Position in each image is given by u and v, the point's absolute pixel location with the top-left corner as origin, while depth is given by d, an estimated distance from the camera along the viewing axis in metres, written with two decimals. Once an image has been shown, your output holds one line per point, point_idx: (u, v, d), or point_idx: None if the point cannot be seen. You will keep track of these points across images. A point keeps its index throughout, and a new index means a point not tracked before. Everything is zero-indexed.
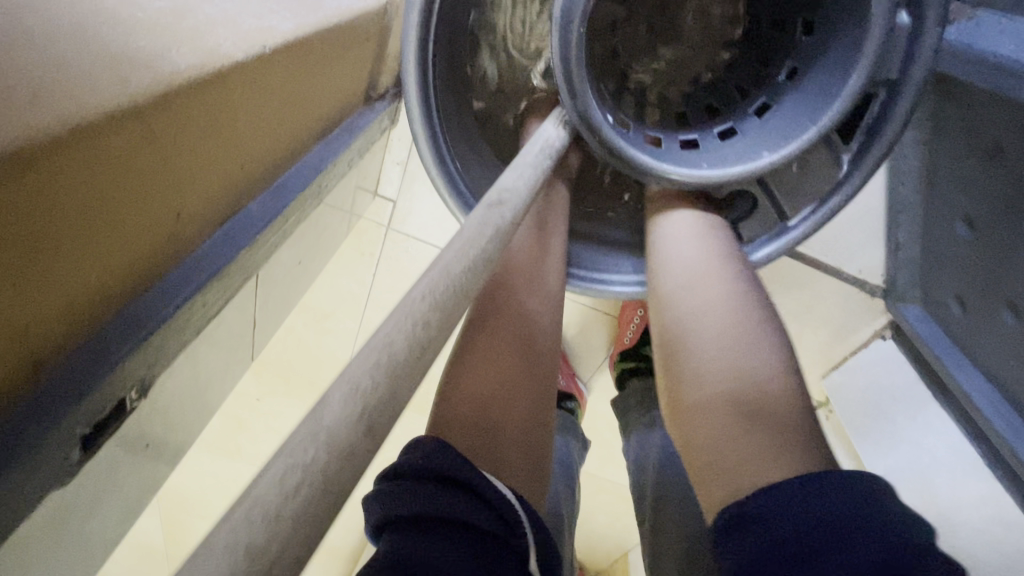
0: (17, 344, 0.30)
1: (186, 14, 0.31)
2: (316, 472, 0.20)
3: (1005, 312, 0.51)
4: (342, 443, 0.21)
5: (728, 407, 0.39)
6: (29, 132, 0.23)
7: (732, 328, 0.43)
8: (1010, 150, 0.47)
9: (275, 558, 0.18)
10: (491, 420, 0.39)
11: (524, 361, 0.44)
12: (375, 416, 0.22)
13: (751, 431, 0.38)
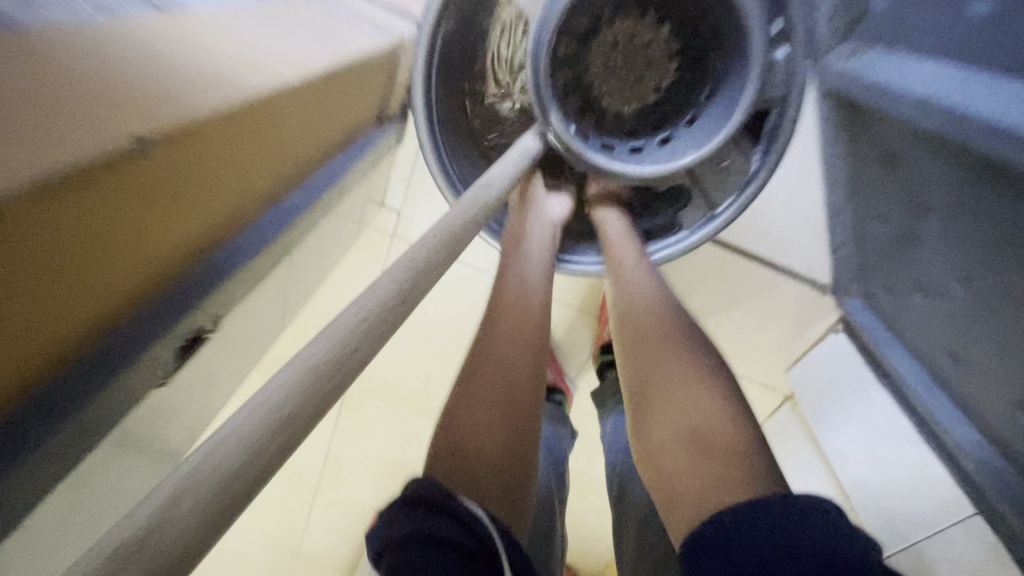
0: (111, 287, 0.36)
1: (254, 50, 0.41)
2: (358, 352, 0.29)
3: (919, 295, 0.61)
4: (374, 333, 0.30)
5: (687, 439, 0.41)
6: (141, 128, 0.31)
7: (686, 365, 0.45)
8: (899, 156, 0.57)
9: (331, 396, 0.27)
10: (471, 454, 0.41)
11: (505, 403, 0.44)
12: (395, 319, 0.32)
13: (710, 456, 0.40)
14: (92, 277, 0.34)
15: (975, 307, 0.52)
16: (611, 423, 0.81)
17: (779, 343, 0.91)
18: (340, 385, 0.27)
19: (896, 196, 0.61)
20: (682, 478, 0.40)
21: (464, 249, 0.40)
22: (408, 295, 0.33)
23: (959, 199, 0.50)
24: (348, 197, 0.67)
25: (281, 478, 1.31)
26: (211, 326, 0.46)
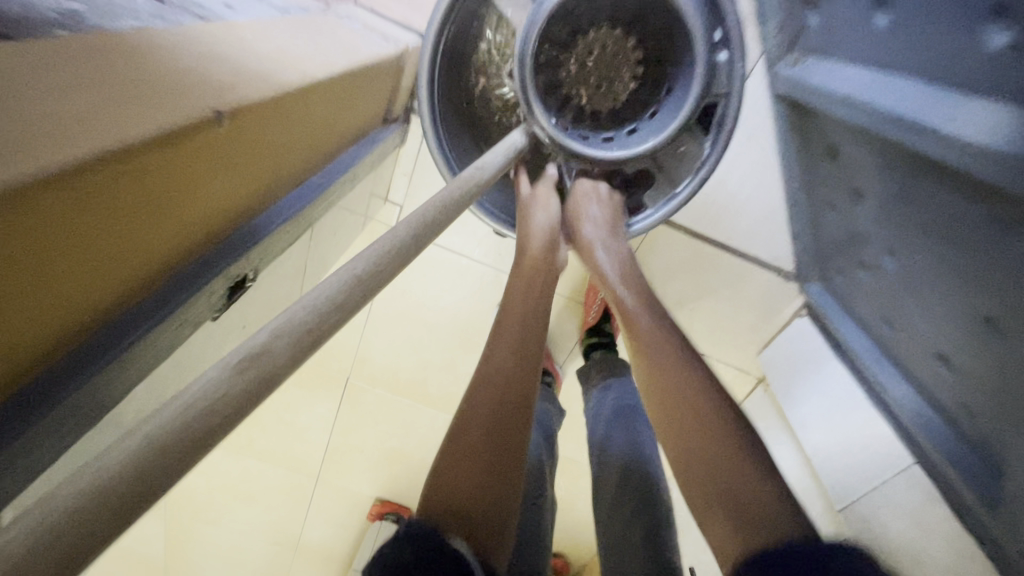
0: (149, 255, 0.37)
1: (290, 51, 0.49)
2: (383, 273, 0.36)
3: (864, 272, 0.70)
4: (396, 257, 0.37)
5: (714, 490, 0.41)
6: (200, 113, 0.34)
7: (705, 419, 0.45)
8: (839, 150, 0.66)
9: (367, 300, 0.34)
10: (462, 473, 0.41)
11: (503, 418, 0.45)
12: (408, 252, 0.39)
13: (734, 507, 0.40)
14: (133, 238, 0.35)
15: (904, 275, 0.60)
16: (595, 398, 0.87)
17: (751, 329, 0.98)
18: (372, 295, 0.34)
19: (841, 184, 0.69)
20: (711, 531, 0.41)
21: (457, 220, 0.46)
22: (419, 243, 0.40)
23: (883, 182, 0.58)
24: (359, 188, 0.75)
25: (285, 467, 1.37)
26: (251, 274, 0.50)
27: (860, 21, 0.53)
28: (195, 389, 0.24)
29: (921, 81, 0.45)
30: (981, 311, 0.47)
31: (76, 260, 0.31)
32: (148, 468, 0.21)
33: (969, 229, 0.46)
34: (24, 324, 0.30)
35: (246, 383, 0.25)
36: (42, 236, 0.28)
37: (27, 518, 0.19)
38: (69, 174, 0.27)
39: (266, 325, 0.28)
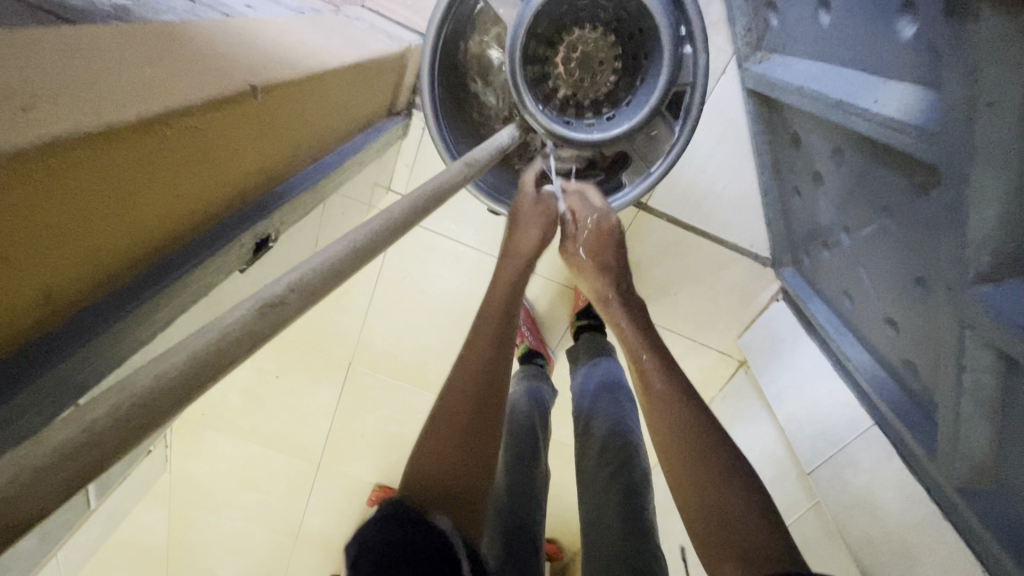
0: (185, 210, 0.43)
1: (309, 43, 0.56)
2: (384, 232, 0.42)
3: (827, 250, 0.77)
4: (398, 221, 0.44)
5: (711, 511, 0.48)
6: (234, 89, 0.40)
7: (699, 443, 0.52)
8: (801, 138, 0.73)
9: (374, 248, 0.41)
10: (436, 460, 0.46)
11: (477, 409, 0.50)
12: (407, 216, 0.45)
13: (730, 526, 0.46)
14: (173, 193, 0.40)
15: (857, 249, 0.66)
16: (582, 374, 0.93)
17: (731, 313, 1.04)
18: (373, 253, 0.41)
19: (805, 169, 0.76)
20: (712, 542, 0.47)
21: (450, 200, 0.52)
22: (417, 209, 0.46)
23: (836, 164, 0.65)
24: (365, 172, 0.81)
25: (289, 452, 1.42)
26: (273, 234, 0.56)
27: (810, 20, 0.59)
28: (228, 321, 0.30)
29: (858, 71, 0.52)
30: (915, 273, 0.54)
31: (123, 206, 0.36)
32: (183, 383, 0.27)
33: (901, 198, 0.52)
34: (83, 254, 0.35)
35: (266, 324, 0.31)
36: (108, 176, 0.33)
37: (91, 406, 0.25)
38: (135, 124, 0.33)
39: (289, 273, 0.34)
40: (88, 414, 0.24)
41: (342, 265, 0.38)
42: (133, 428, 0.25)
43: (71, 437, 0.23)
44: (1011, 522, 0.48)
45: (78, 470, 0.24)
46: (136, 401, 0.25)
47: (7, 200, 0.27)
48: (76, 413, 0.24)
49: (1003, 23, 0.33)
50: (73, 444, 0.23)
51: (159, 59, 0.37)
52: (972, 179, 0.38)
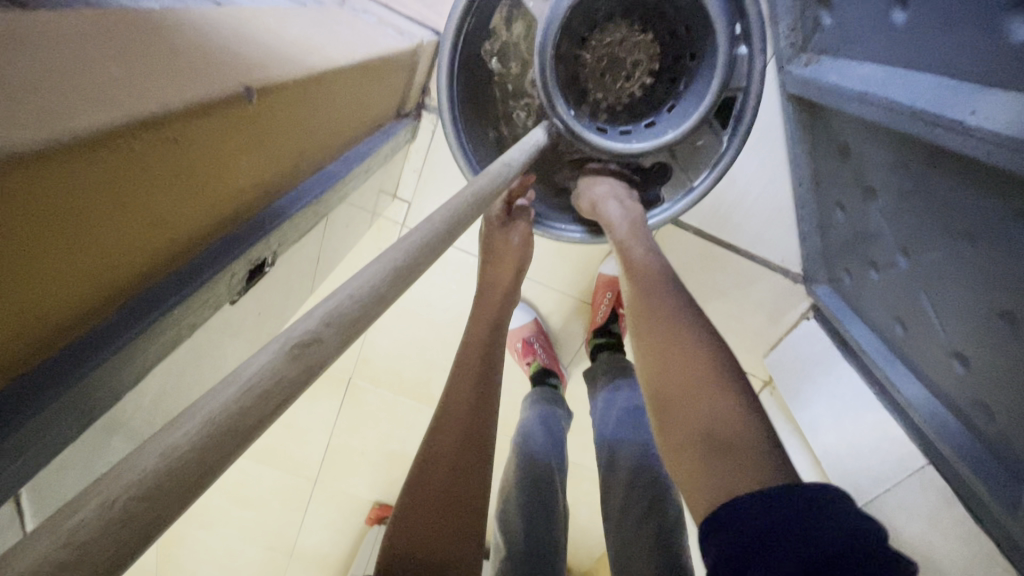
0: (167, 233, 0.36)
1: (310, 37, 0.49)
2: (420, 246, 0.35)
3: (871, 271, 0.71)
4: (436, 233, 0.37)
5: (701, 436, 0.42)
6: (222, 91, 0.33)
7: (687, 360, 0.47)
8: (851, 148, 0.67)
9: (416, 264, 0.34)
10: (413, 506, 0.46)
11: (457, 453, 0.50)
12: (449, 227, 0.38)
13: (725, 455, 0.40)
14: (149, 216, 0.33)
15: (919, 274, 0.60)
16: (601, 402, 0.84)
17: (757, 332, 0.98)
18: (414, 273, 0.34)
19: (852, 182, 0.70)
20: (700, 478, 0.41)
21: (486, 211, 0.44)
22: (456, 219, 0.39)
23: (898, 179, 0.58)
24: (371, 179, 0.74)
25: (284, 469, 1.35)
26: (271, 257, 0.50)
27: (881, 19, 0.52)
28: (251, 374, 0.23)
29: (946, 78, 0.45)
30: (999, 306, 0.47)
31: (88, 236, 0.29)
32: (198, 464, 0.20)
33: (994, 225, 0.46)
34: (35, 302, 0.28)
35: (298, 371, 0.24)
36: (64, 209, 0.26)
37: (78, 505, 0.18)
38: (93, 139, 0.25)
39: (313, 311, 0.27)
40: (70, 520, 0.18)
41: (383, 290, 0.30)
42: (136, 529, 0.18)
43: (49, 555, 0.16)
44: None
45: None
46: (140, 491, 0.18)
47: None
48: (71, 515, 0.18)
49: None
50: (51, 564, 0.16)
51: (129, 54, 0.30)
52: None
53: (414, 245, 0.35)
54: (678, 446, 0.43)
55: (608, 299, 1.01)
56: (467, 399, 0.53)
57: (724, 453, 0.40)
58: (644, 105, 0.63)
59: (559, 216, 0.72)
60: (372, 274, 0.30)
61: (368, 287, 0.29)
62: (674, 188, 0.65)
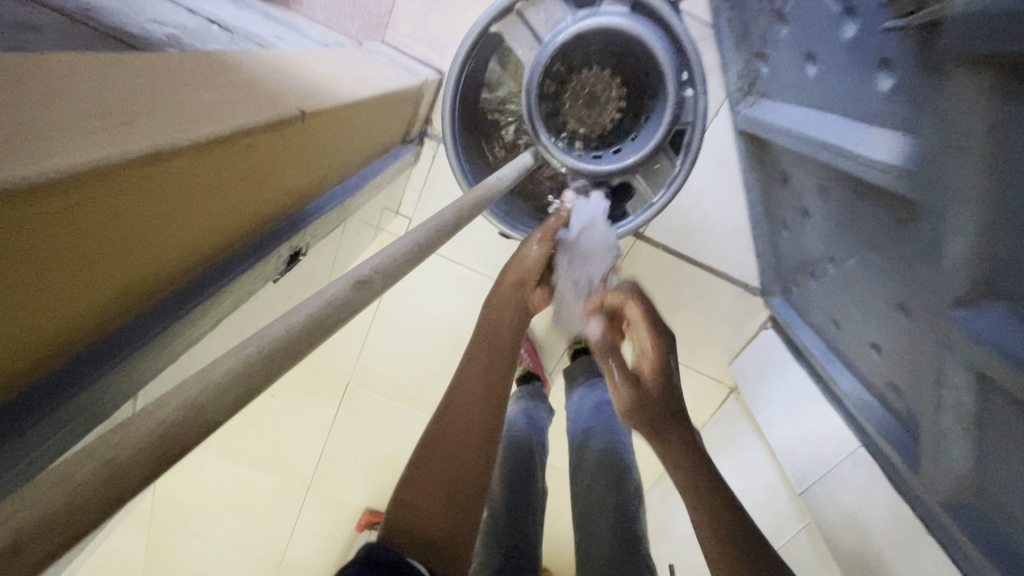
0: (222, 226, 0.45)
1: (337, 74, 0.61)
2: (438, 229, 0.45)
3: (811, 280, 0.83)
4: (447, 222, 0.47)
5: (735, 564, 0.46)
6: (286, 111, 0.43)
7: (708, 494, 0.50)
8: (789, 174, 0.79)
9: (434, 240, 0.43)
10: (416, 483, 0.44)
11: (462, 444, 0.47)
12: (457, 220, 0.48)
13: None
14: (214, 212, 0.42)
15: (844, 279, 0.71)
16: (578, 397, 0.91)
17: (722, 340, 1.08)
18: (433, 244, 0.43)
19: (792, 204, 0.82)
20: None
21: (480, 211, 0.54)
22: (462, 214, 0.50)
23: (823, 200, 0.70)
24: (380, 194, 0.85)
25: (279, 475, 1.40)
26: (304, 248, 0.59)
27: (799, 72, 0.65)
28: (329, 293, 0.31)
29: (842, 118, 0.57)
30: (894, 300, 0.58)
31: (169, 224, 0.37)
32: (301, 337, 0.29)
33: (882, 234, 0.57)
34: (124, 274, 0.37)
35: (359, 295, 0.33)
36: (161, 201, 0.35)
37: (243, 349, 0.27)
38: (202, 145, 0.34)
39: (364, 262, 0.35)
40: (238, 357, 0.26)
41: (413, 253, 0.39)
42: (272, 367, 0.27)
43: (226, 376, 0.25)
44: (994, 536, 0.52)
45: (227, 410, 0.25)
46: (269, 348, 0.27)
47: (70, 216, 0.28)
48: (224, 361, 0.26)
49: (966, 82, 0.38)
50: (226, 382, 0.25)
51: (220, 84, 0.41)
52: (950, 219, 0.43)
53: (434, 227, 0.44)
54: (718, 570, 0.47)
55: None
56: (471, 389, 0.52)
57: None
58: (613, 135, 0.75)
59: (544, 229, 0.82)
60: (405, 241, 0.39)
61: (403, 248, 0.38)
62: (639, 204, 0.77)
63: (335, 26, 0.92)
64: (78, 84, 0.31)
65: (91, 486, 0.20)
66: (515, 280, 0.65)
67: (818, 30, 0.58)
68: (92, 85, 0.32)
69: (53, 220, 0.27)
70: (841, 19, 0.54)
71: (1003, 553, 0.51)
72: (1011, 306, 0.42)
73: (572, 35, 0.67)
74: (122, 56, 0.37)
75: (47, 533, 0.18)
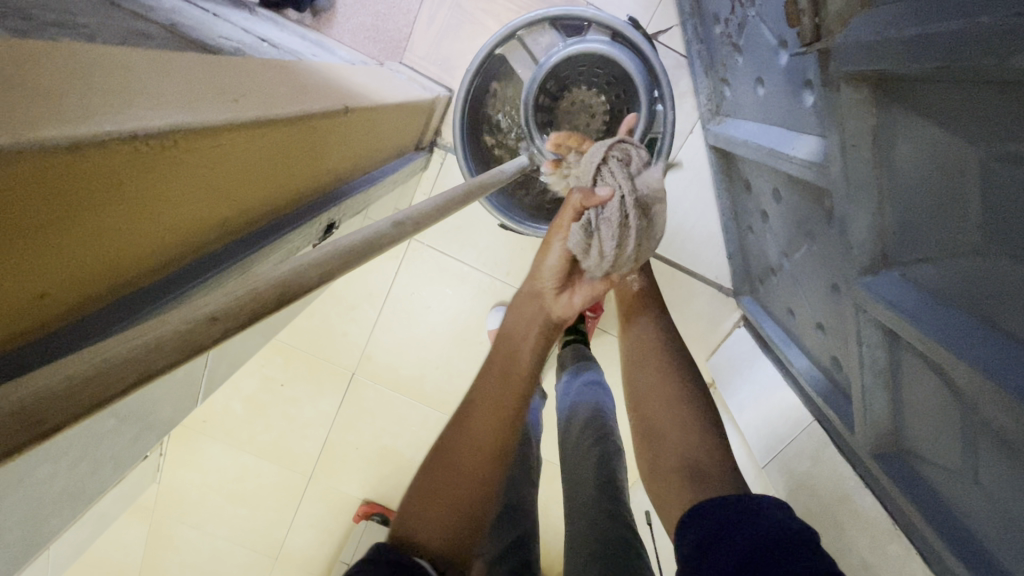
0: (263, 201, 0.51)
1: (366, 83, 0.73)
2: (453, 200, 0.55)
3: (771, 275, 0.94)
4: (459, 194, 0.57)
5: (683, 471, 0.55)
6: (335, 105, 0.54)
7: (667, 411, 0.60)
8: (751, 182, 0.91)
9: (451, 208, 0.54)
10: (431, 483, 0.53)
11: (475, 457, 0.55)
12: (467, 195, 0.59)
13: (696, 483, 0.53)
14: (258, 185, 0.48)
15: (795, 269, 0.82)
16: (566, 378, 1.00)
17: (700, 337, 1.18)
18: (449, 210, 0.53)
19: (755, 208, 0.93)
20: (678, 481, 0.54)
21: (484, 192, 0.64)
22: (472, 193, 0.60)
23: (777, 202, 0.82)
24: (395, 191, 0.96)
25: (282, 464, 1.47)
26: (335, 224, 0.70)
27: (753, 93, 0.78)
28: (378, 226, 0.41)
29: (785, 128, 0.69)
30: (829, 281, 0.69)
31: (222, 190, 0.43)
32: (365, 246, 0.38)
33: (817, 224, 0.69)
34: (180, 229, 0.41)
35: (396, 230, 0.43)
36: (223, 167, 0.40)
37: (326, 245, 0.36)
38: (267, 123, 0.42)
39: (399, 211, 0.45)
40: (326, 249, 0.35)
41: (433, 213, 0.50)
42: (345, 259, 0.36)
43: (322, 255, 0.34)
44: (912, 476, 0.62)
45: (321, 276, 0.33)
46: (347, 247, 0.36)
47: (160, 164, 0.34)
48: (311, 249, 0.35)
49: (859, 94, 0.51)
50: (322, 259, 0.34)
51: (286, 80, 0.52)
52: (857, 201, 0.55)
53: (451, 198, 0.55)
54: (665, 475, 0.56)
55: None
56: (486, 407, 0.58)
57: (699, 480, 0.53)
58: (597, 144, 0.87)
59: (539, 223, 0.93)
60: (427, 204, 0.50)
61: (426, 208, 0.49)
62: None
63: (360, 48, 1.06)
64: (187, 67, 0.40)
65: (249, 296, 0.28)
66: (530, 293, 0.68)
67: (764, 58, 0.71)
68: (196, 69, 0.41)
69: (150, 165, 0.33)
70: (776, 50, 0.66)
71: (916, 488, 0.60)
72: (902, 271, 0.53)
73: (562, 58, 0.80)
74: (215, 55, 0.48)
75: (237, 310, 0.27)
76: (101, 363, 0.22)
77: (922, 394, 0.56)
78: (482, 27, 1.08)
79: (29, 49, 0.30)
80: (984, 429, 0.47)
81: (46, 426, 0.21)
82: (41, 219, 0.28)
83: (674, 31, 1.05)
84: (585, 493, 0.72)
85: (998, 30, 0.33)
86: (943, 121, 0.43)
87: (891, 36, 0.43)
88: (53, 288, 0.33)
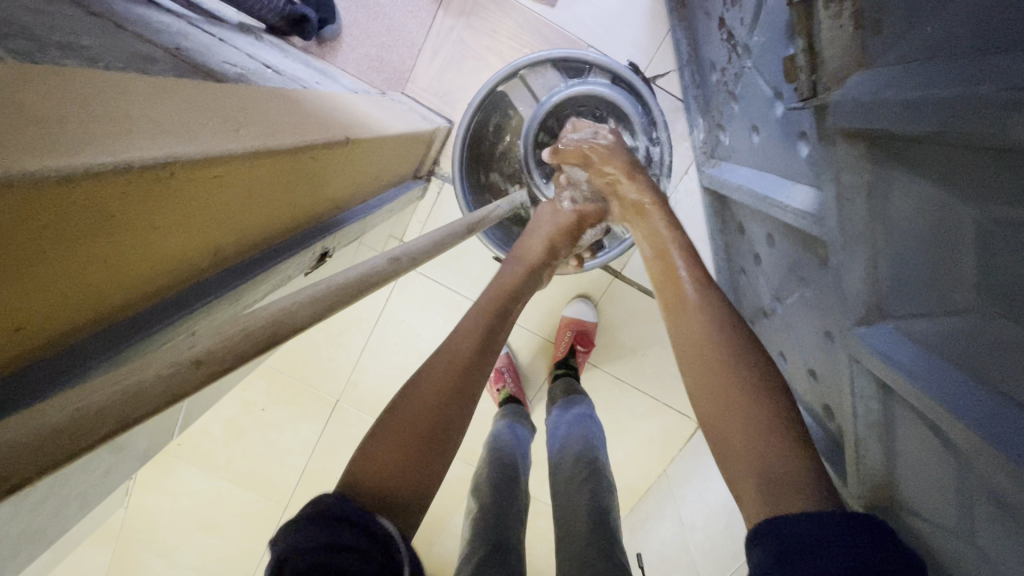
0: (259, 228, 0.50)
1: (367, 113, 0.73)
2: (454, 236, 0.55)
3: (762, 316, 0.94)
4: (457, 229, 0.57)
5: (760, 479, 0.43)
6: (338, 134, 0.55)
7: (739, 403, 0.48)
8: (744, 224, 0.92)
9: (450, 243, 0.54)
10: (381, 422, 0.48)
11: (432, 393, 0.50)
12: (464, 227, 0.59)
13: (775, 491, 0.42)
14: (256, 212, 0.47)
15: (786, 313, 0.82)
16: (555, 412, 0.98)
17: None
18: (448, 242, 0.53)
19: (747, 250, 0.94)
20: (748, 487, 0.44)
21: (479, 228, 0.63)
22: (469, 228, 0.60)
23: (770, 246, 0.83)
24: (392, 216, 0.95)
25: (258, 492, 1.41)
26: (330, 251, 0.69)
27: (748, 140, 0.80)
28: (375, 263, 0.41)
29: (779, 176, 0.70)
30: (823, 328, 0.69)
31: (218, 218, 0.42)
32: (360, 283, 0.37)
33: (810, 272, 0.69)
34: (172, 257, 0.40)
35: (392, 265, 0.42)
36: (220, 196, 0.40)
37: (320, 283, 0.35)
38: (269, 151, 0.42)
39: (397, 246, 0.45)
40: (319, 287, 0.34)
41: (431, 247, 0.49)
42: (341, 299, 0.35)
43: (317, 294, 0.33)
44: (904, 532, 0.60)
45: (313, 316, 0.32)
46: (343, 285, 0.36)
47: (155, 194, 0.33)
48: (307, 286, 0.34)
49: (855, 149, 0.52)
50: (318, 300, 0.33)
51: (293, 110, 0.53)
52: (851, 252, 0.55)
53: (450, 233, 0.55)
54: (737, 479, 0.45)
55: (568, 337, 1.19)
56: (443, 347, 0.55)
57: (781, 493, 0.42)
58: None
59: None
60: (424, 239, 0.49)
61: (423, 244, 0.48)
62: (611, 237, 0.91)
63: (363, 76, 1.08)
64: (192, 94, 0.40)
65: (236, 340, 0.27)
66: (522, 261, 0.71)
67: (759, 109, 0.73)
68: (200, 96, 0.41)
69: (144, 194, 0.32)
70: (772, 101, 0.68)
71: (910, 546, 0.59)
72: (897, 323, 0.53)
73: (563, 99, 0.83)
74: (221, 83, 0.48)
75: (223, 353, 0.26)
76: (78, 411, 0.21)
77: (917, 448, 0.55)
78: (484, 63, 1.10)
79: (25, 73, 0.30)
80: (983, 491, 0.46)
81: (16, 480, 0.19)
82: (21, 252, 0.27)
83: (671, 75, 1.09)
84: (573, 539, 0.70)
85: (989, 101, 0.34)
86: (940, 180, 0.44)
87: (887, 97, 0.45)
88: (34, 317, 0.32)
